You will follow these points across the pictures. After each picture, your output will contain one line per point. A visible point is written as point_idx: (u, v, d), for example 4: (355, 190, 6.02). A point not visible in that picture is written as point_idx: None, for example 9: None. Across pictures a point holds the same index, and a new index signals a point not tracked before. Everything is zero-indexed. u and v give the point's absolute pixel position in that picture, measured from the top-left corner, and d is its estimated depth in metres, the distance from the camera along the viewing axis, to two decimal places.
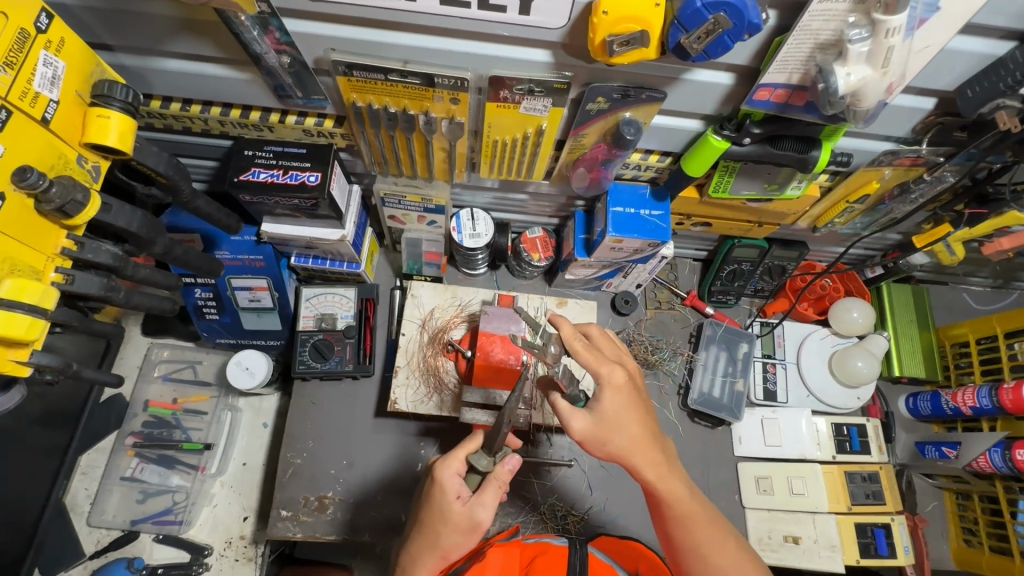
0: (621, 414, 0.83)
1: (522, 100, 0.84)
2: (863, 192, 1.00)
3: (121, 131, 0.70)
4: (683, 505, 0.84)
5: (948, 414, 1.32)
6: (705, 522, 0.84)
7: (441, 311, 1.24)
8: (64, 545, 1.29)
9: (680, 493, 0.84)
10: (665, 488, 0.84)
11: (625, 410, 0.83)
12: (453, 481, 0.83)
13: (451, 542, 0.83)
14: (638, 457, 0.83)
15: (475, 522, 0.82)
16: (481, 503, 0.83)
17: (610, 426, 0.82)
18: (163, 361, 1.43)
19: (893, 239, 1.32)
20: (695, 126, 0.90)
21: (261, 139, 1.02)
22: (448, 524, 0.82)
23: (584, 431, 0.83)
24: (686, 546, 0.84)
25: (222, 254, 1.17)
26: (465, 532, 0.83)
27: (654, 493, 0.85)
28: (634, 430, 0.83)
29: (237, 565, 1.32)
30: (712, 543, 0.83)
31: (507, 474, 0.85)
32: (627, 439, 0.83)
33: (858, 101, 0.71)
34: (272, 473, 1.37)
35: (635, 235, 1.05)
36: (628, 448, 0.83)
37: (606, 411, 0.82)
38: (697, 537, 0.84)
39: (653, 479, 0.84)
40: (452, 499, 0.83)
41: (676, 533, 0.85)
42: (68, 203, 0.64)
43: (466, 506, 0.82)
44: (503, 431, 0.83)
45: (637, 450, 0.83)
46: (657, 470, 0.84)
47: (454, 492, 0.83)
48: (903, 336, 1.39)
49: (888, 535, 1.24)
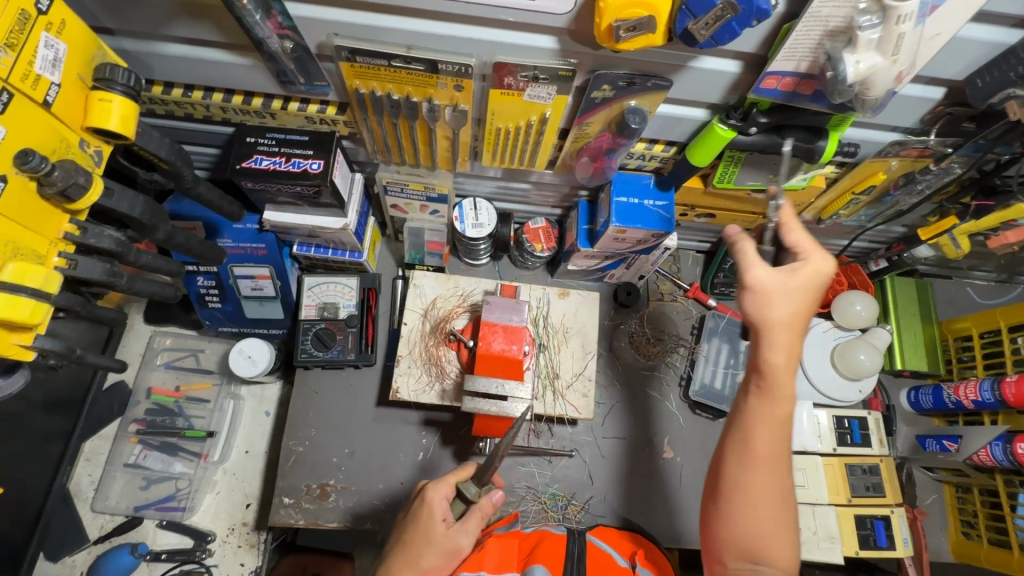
0: (784, 292, 0.74)
1: (526, 87, 0.83)
2: (869, 182, 0.99)
3: (123, 116, 0.69)
4: (779, 415, 0.76)
5: (950, 408, 1.33)
6: (777, 448, 0.76)
7: (443, 300, 1.24)
8: (68, 531, 1.30)
9: (783, 402, 0.76)
10: (775, 383, 0.75)
11: (790, 295, 0.74)
12: (440, 502, 0.88)
13: (431, 564, 0.84)
14: (773, 337, 0.74)
15: (455, 548, 0.85)
16: (464, 529, 0.87)
17: (773, 293, 0.75)
18: (165, 349, 1.43)
19: (898, 232, 1.32)
20: (701, 115, 0.89)
21: (263, 127, 1.02)
22: (431, 543, 0.85)
23: (760, 281, 0.75)
24: (751, 446, 0.75)
25: (224, 242, 1.17)
26: (445, 555, 0.85)
27: (757, 378, 0.77)
28: (781, 313, 0.74)
29: (240, 551, 1.33)
30: (774, 468, 0.75)
31: (491, 506, 0.91)
32: (772, 315, 0.74)
33: (867, 90, 0.70)
34: (275, 461, 1.38)
35: (639, 226, 1.05)
36: (775, 320, 0.74)
37: (790, 282, 0.74)
38: (768, 449, 0.75)
39: (779, 364, 0.75)
40: (438, 520, 0.87)
41: (747, 430, 0.76)
42: (70, 186, 0.64)
43: (449, 530, 0.86)
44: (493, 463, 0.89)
45: (778, 330, 0.74)
46: (775, 362, 0.75)
47: (442, 514, 0.87)
48: (905, 330, 1.39)
49: (888, 526, 1.24)
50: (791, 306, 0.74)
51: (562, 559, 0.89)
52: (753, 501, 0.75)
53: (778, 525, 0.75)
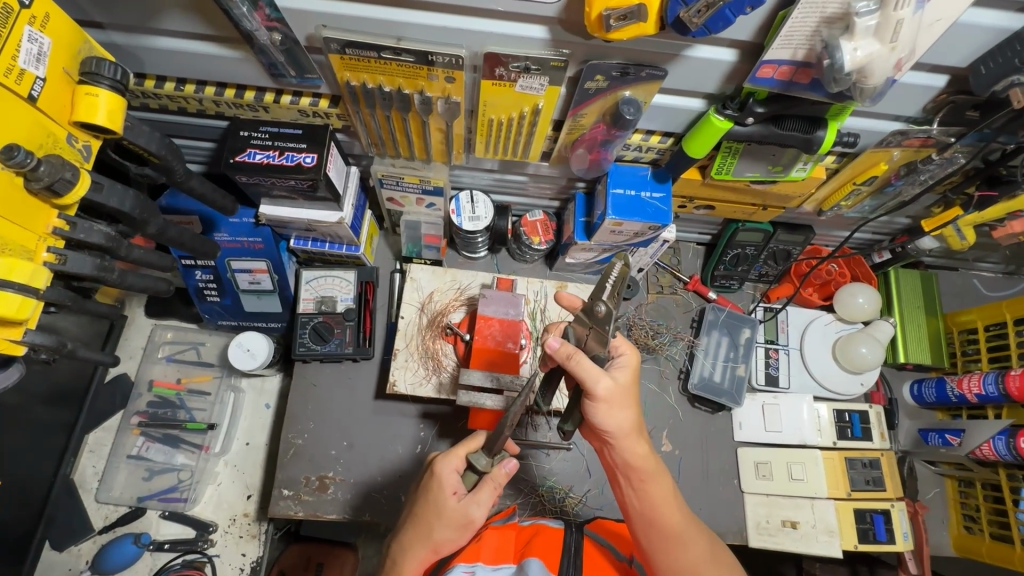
0: (624, 396, 0.82)
1: (518, 78, 0.82)
2: (871, 173, 0.98)
3: (111, 109, 0.69)
4: (663, 491, 0.85)
5: (953, 402, 1.31)
6: (680, 521, 0.85)
7: (440, 294, 1.24)
8: (73, 520, 1.32)
9: (660, 480, 0.86)
10: (647, 471, 0.85)
11: (620, 407, 0.82)
12: (450, 476, 0.85)
13: (443, 537, 0.83)
14: (628, 440, 0.83)
15: (467, 519, 0.83)
16: (476, 502, 0.84)
17: (615, 402, 0.81)
18: (166, 343, 1.44)
19: (902, 224, 1.30)
20: (697, 105, 0.88)
21: (256, 120, 1.01)
22: (442, 517, 0.83)
23: (607, 392, 0.80)
24: (661, 528, 0.84)
25: (221, 236, 1.17)
26: (458, 528, 0.83)
27: (635, 474, 0.85)
28: (627, 420, 0.83)
29: (241, 542, 1.34)
30: (692, 534, 0.85)
31: (504, 476, 0.86)
32: (625, 423, 0.82)
33: (865, 78, 0.68)
34: (275, 453, 1.39)
35: (636, 218, 1.04)
36: (621, 432, 0.83)
37: (625, 389, 0.82)
38: (677, 524, 0.84)
39: (640, 457, 0.84)
40: (449, 494, 0.84)
41: (651, 515, 0.85)
42: (57, 181, 0.64)
43: (460, 502, 0.84)
44: (503, 436, 0.83)
45: (628, 435, 0.83)
46: (639, 456, 0.84)
47: (452, 488, 0.84)
48: (909, 322, 1.37)
49: (887, 521, 1.23)
50: (633, 410, 0.84)
51: (559, 554, 0.88)
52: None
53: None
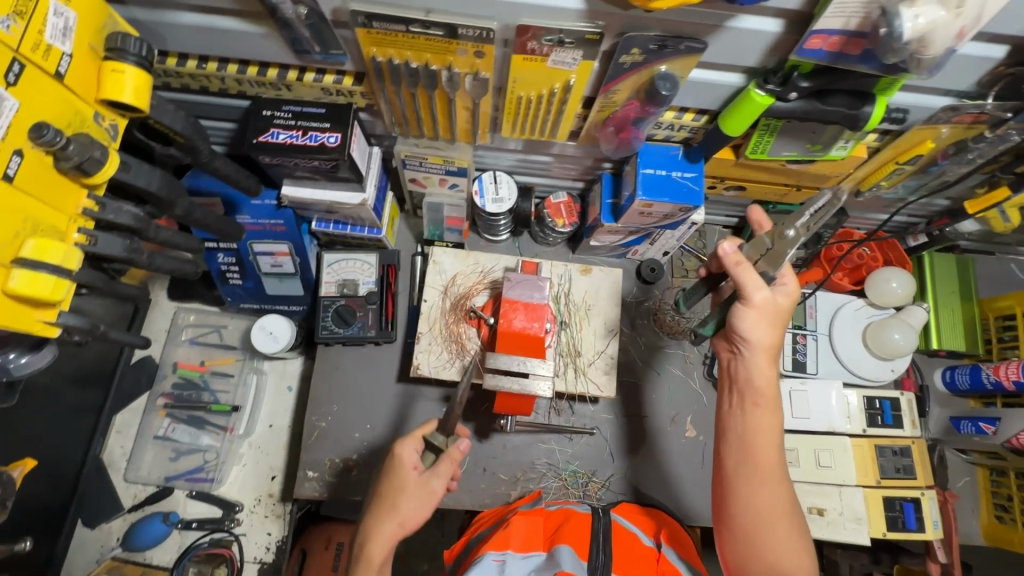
0: (777, 315, 0.84)
1: (550, 53, 0.79)
2: (916, 152, 0.93)
3: (136, 87, 0.68)
4: (771, 426, 0.84)
5: (988, 389, 1.27)
6: (774, 458, 0.84)
7: (463, 277, 1.22)
8: (103, 499, 1.35)
9: (773, 415, 0.85)
10: (764, 397, 0.84)
11: (767, 323, 0.83)
12: (410, 454, 0.89)
13: (409, 508, 0.85)
14: (760, 357, 0.84)
15: (429, 491, 0.87)
16: (436, 473, 0.88)
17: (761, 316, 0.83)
18: (189, 326, 1.45)
19: (941, 206, 1.25)
20: (736, 81, 0.84)
21: (278, 99, 0.99)
22: (405, 492, 0.87)
23: (764, 304, 0.82)
24: (754, 457, 0.83)
25: (243, 218, 1.16)
26: (420, 499, 0.86)
27: (751, 395, 0.85)
28: (768, 337, 0.84)
29: (266, 521, 1.36)
30: (779, 481, 0.82)
31: (460, 454, 0.91)
32: (766, 342, 0.84)
33: (923, 49, 0.64)
34: (298, 435, 1.41)
35: (667, 200, 1.01)
36: (762, 347, 0.84)
37: (780, 308, 0.84)
38: (770, 463, 0.83)
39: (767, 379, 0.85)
40: (409, 469, 0.88)
41: (750, 440, 0.84)
42: (86, 160, 0.63)
43: (421, 476, 0.88)
44: (456, 413, 0.89)
45: (762, 352, 0.84)
46: (767, 379, 0.84)
47: (412, 464, 0.89)
48: (943, 308, 1.33)
49: (917, 509, 1.21)
50: (778, 334, 0.84)
51: (587, 541, 0.87)
52: (768, 521, 0.81)
53: (790, 536, 0.80)
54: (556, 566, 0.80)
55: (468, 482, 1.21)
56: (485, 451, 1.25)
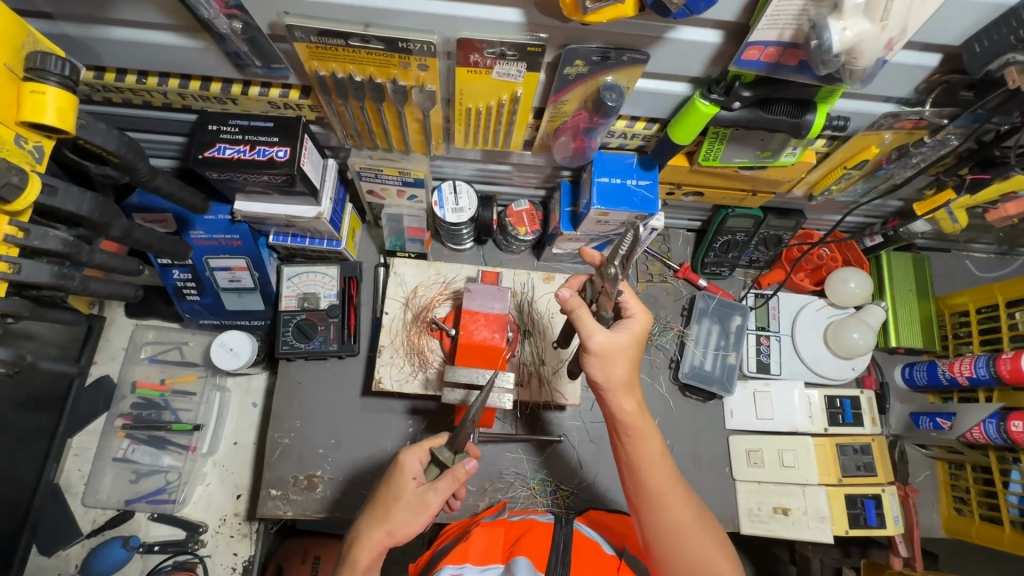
0: (620, 353, 0.83)
1: (494, 65, 0.78)
2: (862, 157, 0.95)
3: (60, 108, 0.66)
4: (650, 450, 0.85)
5: (944, 384, 1.30)
6: (665, 482, 0.84)
7: (425, 288, 1.21)
8: (60, 525, 1.30)
9: (648, 438, 0.85)
10: (634, 427, 0.85)
11: (620, 361, 0.84)
12: (413, 463, 0.87)
13: (401, 519, 0.82)
14: (617, 394, 0.84)
15: (425, 505, 0.83)
16: (434, 487, 0.84)
17: (607, 359, 0.83)
18: (148, 343, 1.41)
19: (894, 206, 1.27)
20: (682, 90, 0.85)
21: (225, 113, 0.97)
22: (400, 501, 0.84)
23: (602, 349, 0.82)
24: (645, 487, 0.84)
25: (196, 234, 1.13)
26: (415, 511, 0.83)
27: (625, 428, 0.85)
28: (619, 374, 0.84)
29: (232, 541, 1.33)
30: (676, 500, 0.83)
31: (464, 474, 0.84)
32: (618, 381, 0.84)
33: (854, 60, 0.64)
34: (263, 451, 1.38)
35: (622, 208, 1.01)
36: (612, 384, 0.84)
37: (624, 345, 0.83)
38: (662, 487, 0.83)
39: (631, 412, 0.85)
40: (409, 479, 0.86)
41: (636, 474, 0.85)
42: (3, 187, 0.60)
43: (418, 488, 0.85)
44: (467, 429, 0.85)
45: (618, 389, 0.84)
46: (629, 412, 0.85)
47: (412, 474, 0.87)
48: (900, 306, 1.36)
49: (878, 505, 1.23)
50: (629, 368, 0.84)
51: (546, 551, 0.87)
52: (678, 541, 0.82)
53: (708, 546, 0.82)
54: None
55: None
56: None
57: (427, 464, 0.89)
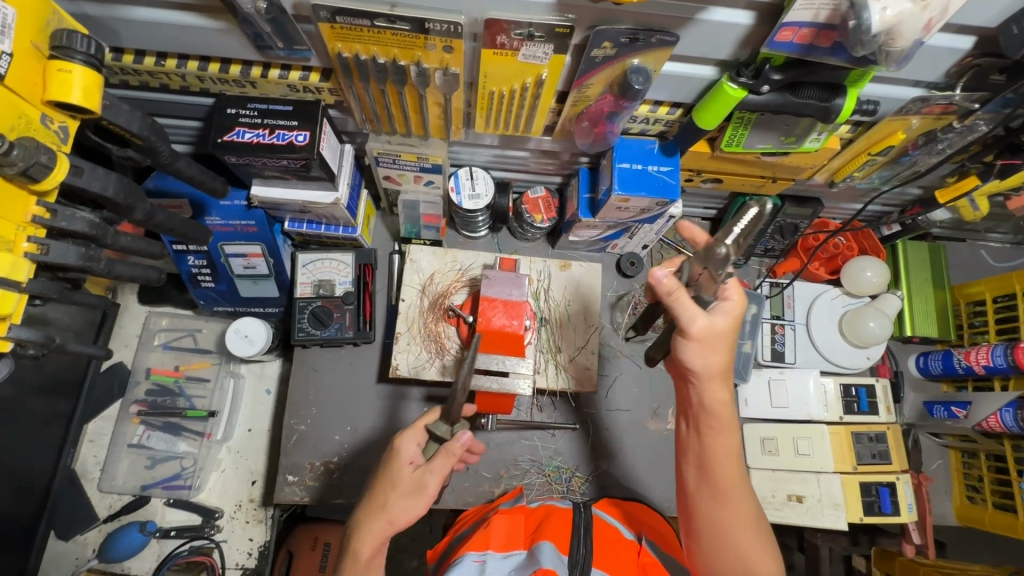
0: (722, 342, 0.78)
1: (521, 47, 0.77)
2: (887, 143, 0.94)
3: (86, 87, 0.65)
4: (728, 442, 0.83)
5: (959, 373, 1.30)
6: (735, 476, 0.83)
7: (441, 275, 1.21)
8: (76, 510, 1.31)
9: (728, 431, 0.83)
10: (718, 419, 0.83)
11: (716, 348, 0.78)
12: (409, 447, 0.87)
13: (399, 505, 0.82)
14: (709, 384, 0.81)
15: (423, 486, 0.83)
16: (430, 469, 0.84)
17: (707, 348, 0.78)
18: (162, 330, 1.41)
19: (913, 195, 1.26)
20: (709, 73, 0.83)
21: (244, 96, 0.96)
22: (397, 488, 0.84)
23: (703, 332, 0.76)
24: (715, 477, 0.83)
25: (212, 220, 1.12)
26: (412, 494, 0.83)
27: (708, 419, 0.83)
28: (716, 362, 0.79)
29: (248, 527, 1.34)
30: (740, 496, 0.83)
31: (460, 449, 0.85)
32: (713, 371, 0.80)
33: (892, 41, 0.64)
34: (278, 437, 1.39)
35: (643, 193, 1.00)
36: (707, 372, 0.80)
37: (726, 331, 0.78)
38: (730, 481, 0.83)
39: (717, 404, 0.82)
40: (405, 463, 0.86)
41: (711, 462, 0.84)
42: (32, 166, 0.60)
43: (415, 471, 0.85)
44: (459, 401, 0.86)
45: (712, 379, 0.81)
46: (719, 402, 0.82)
47: (408, 458, 0.86)
48: (916, 295, 1.35)
49: (892, 493, 1.24)
50: (728, 359, 0.80)
51: (569, 534, 0.87)
52: (733, 531, 0.83)
53: (756, 546, 0.82)
54: (537, 563, 0.79)
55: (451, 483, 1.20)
56: None
57: (425, 444, 0.89)
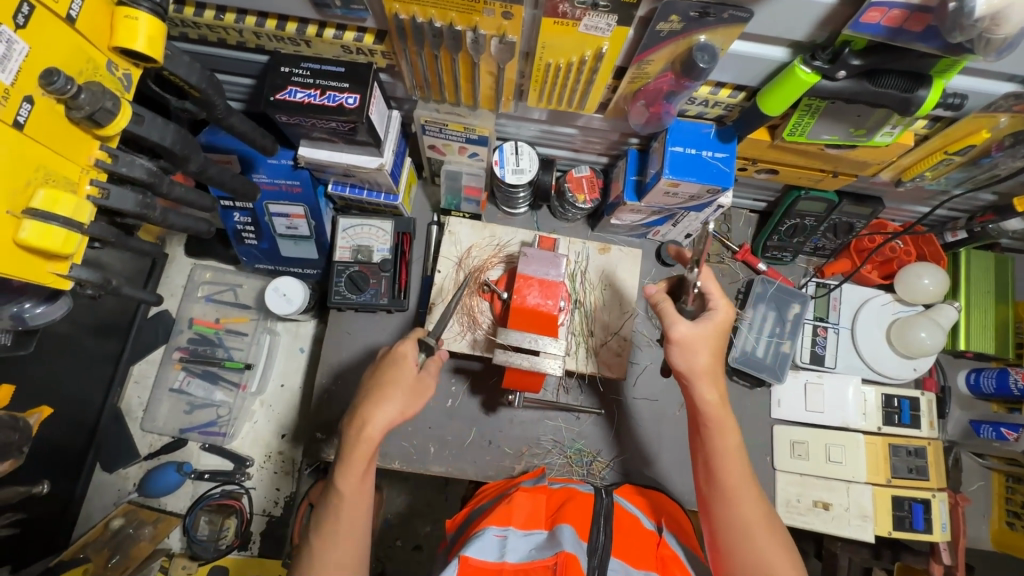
0: (702, 342, 0.90)
1: (583, 17, 0.74)
2: (968, 142, 0.87)
3: (150, 36, 0.65)
4: (729, 442, 0.90)
5: (1014, 395, 1.24)
6: (740, 473, 0.88)
7: (479, 249, 1.20)
8: (121, 446, 1.39)
9: (727, 430, 0.90)
10: (714, 417, 0.90)
11: (702, 347, 0.90)
12: (410, 349, 0.97)
13: (404, 400, 0.92)
14: (701, 383, 0.90)
15: (423, 388, 0.96)
16: (428, 372, 0.98)
17: (687, 347, 0.90)
18: (205, 283, 1.46)
19: (985, 200, 1.18)
20: (781, 55, 0.78)
21: (298, 55, 0.95)
22: (400, 385, 0.93)
23: (684, 334, 0.89)
24: (719, 479, 0.89)
25: (260, 177, 1.14)
26: (412, 393, 0.93)
27: (710, 415, 0.91)
28: (701, 362, 0.90)
29: (275, 477, 1.40)
30: (747, 494, 0.87)
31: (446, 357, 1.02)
32: (699, 370, 0.91)
33: (995, 28, 0.59)
34: (308, 395, 1.43)
35: (694, 179, 0.96)
36: (692, 371, 0.91)
37: (705, 336, 0.90)
38: (735, 479, 0.88)
39: (713, 403, 0.91)
40: (409, 364, 0.95)
41: (715, 462, 0.90)
42: (98, 111, 0.62)
43: (418, 372, 0.96)
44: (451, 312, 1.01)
45: (701, 378, 0.91)
46: (711, 400, 0.91)
47: (411, 359, 0.96)
48: (975, 308, 1.28)
49: (926, 510, 1.19)
50: (710, 360, 0.91)
51: (589, 520, 0.87)
52: (747, 532, 0.85)
53: (772, 544, 0.84)
54: (558, 545, 0.79)
55: (474, 455, 1.22)
56: (493, 425, 1.25)
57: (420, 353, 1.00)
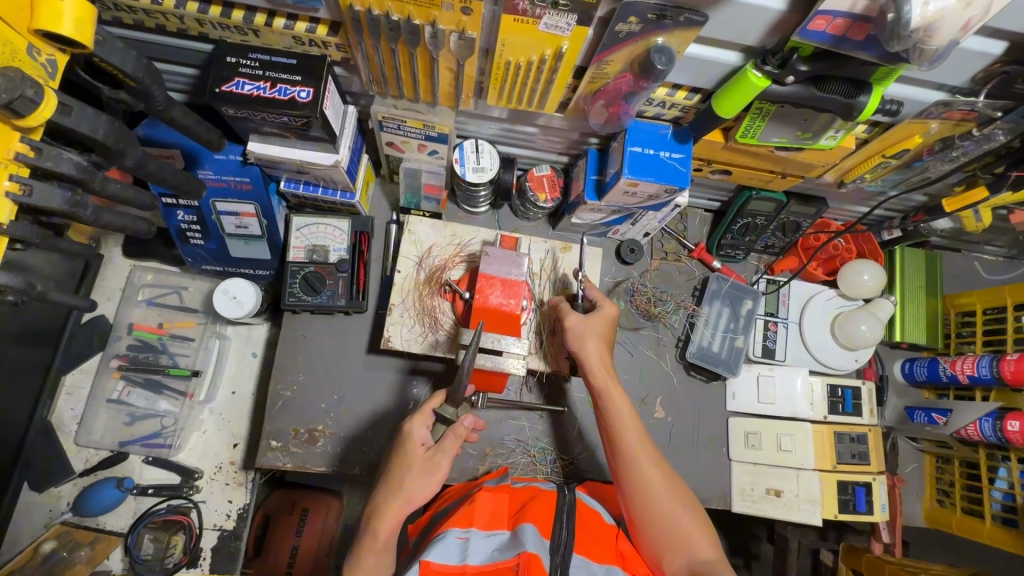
0: (589, 329, 1.04)
1: (543, 15, 0.74)
2: (903, 146, 0.94)
3: (77, 19, 0.61)
4: (620, 412, 1.00)
5: (943, 381, 1.33)
6: (635, 442, 0.97)
7: (439, 249, 1.19)
8: (51, 462, 1.28)
9: (617, 403, 1.00)
10: (606, 391, 1.01)
11: (590, 335, 1.03)
12: (420, 430, 0.91)
13: (415, 484, 0.87)
14: (591, 363, 1.02)
15: (435, 465, 0.88)
16: (442, 449, 0.89)
17: (576, 334, 1.03)
18: (146, 286, 1.37)
19: (917, 201, 1.27)
20: (733, 60, 0.81)
21: (245, 45, 0.90)
22: (411, 467, 0.88)
23: (575, 323, 1.03)
24: (619, 449, 0.97)
25: (205, 173, 1.08)
26: (430, 475, 0.87)
27: (595, 380, 1.02)
28: (591, 345, 1.03)
29: (227, 489, 1.33)
30: (648, 460, 0.95)
31: (465, 430, 0.90)
32: (592, 355, 1.02)
33: (928, 39, 0.63)
34: (261, 402, 1.37)
35: (651, 178, 0.98)
36: (586, 351, 1.02)
37: (594, 324, 1.04)
38: (634, 447, 0.96)
39: (603, 381, 1.01)
40: (417, 445, 0.90)
41: (613, 436, 0.98)
42: (15, 99, 0.56)
43: (428, 452, 0.89)
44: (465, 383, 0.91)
45: (592, 359, 1.02)
46: (602, 375, 1.02)
47: (420, 440, 0.90)
48: (910, 302, 1.36)
49: (868, 492, 1.26)
50: (599, 346, 1.03)
51: (551, 517, 0.88)
52: (652, 500, 0.92)
53: (672, 501, 0.93)
54: (520, 545, 0.79)
55: None
56: None
57: (432, 425, 0.93)
